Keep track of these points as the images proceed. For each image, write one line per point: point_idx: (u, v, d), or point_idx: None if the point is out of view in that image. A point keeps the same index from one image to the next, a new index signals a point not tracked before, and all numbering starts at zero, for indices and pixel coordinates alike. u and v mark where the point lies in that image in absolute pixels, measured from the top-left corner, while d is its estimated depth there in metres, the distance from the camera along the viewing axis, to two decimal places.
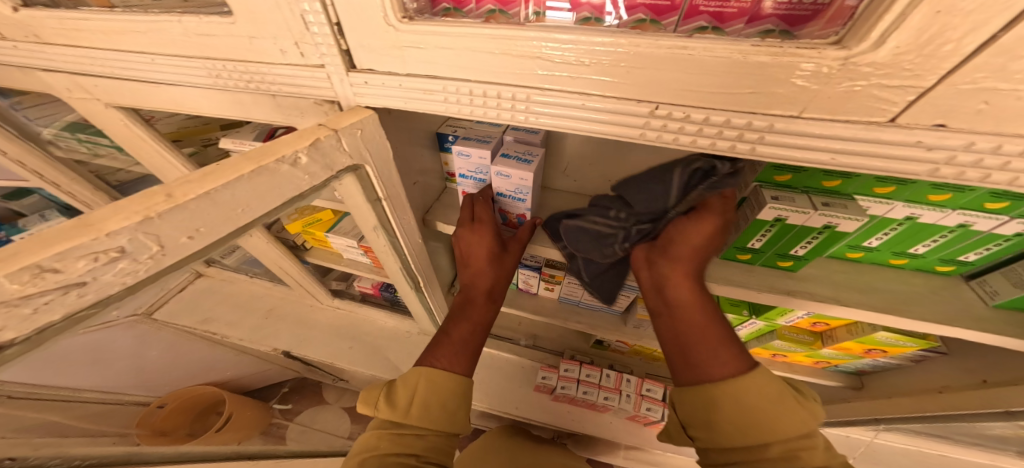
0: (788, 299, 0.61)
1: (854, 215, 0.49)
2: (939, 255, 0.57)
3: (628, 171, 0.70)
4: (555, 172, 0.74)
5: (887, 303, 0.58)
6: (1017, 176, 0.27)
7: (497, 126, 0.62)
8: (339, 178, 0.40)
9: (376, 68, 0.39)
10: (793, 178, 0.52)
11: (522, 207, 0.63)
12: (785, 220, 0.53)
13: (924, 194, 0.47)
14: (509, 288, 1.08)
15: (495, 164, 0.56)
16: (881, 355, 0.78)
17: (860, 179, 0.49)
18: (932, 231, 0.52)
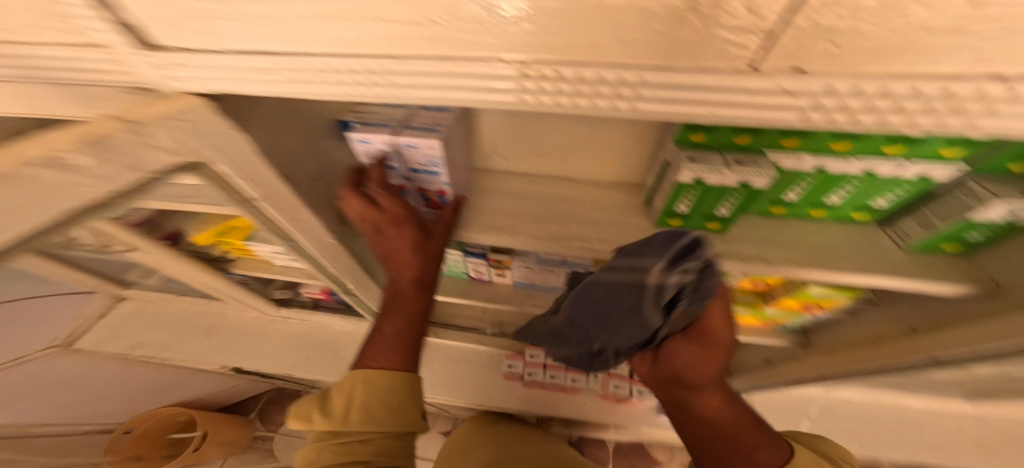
0: (718, 262, 0.61)
1: (763, 171, 0.49)
2: (852, 204, 0.58)
3: (555, 143, 0.67)
4: (484, 153, 0.72)
5: (809, 255, 0.60)
6: (881, 117, 0.26)
7: (404, 108, 0.55)
8: (169, 178, 0.34)
9: (177, 45, 0.32)
10: (708, 137, 0.53)
11: (439, 183, 0.58)
12: (703, 181, 0.53)
13: (827, 144, 0.48)
14: (461, 278, 1.03)
15: (398, 137, 0.50)
16: (820, 310, 0.78)
17: (768, 134, 0.50)
18: (841, 181, 0.53)
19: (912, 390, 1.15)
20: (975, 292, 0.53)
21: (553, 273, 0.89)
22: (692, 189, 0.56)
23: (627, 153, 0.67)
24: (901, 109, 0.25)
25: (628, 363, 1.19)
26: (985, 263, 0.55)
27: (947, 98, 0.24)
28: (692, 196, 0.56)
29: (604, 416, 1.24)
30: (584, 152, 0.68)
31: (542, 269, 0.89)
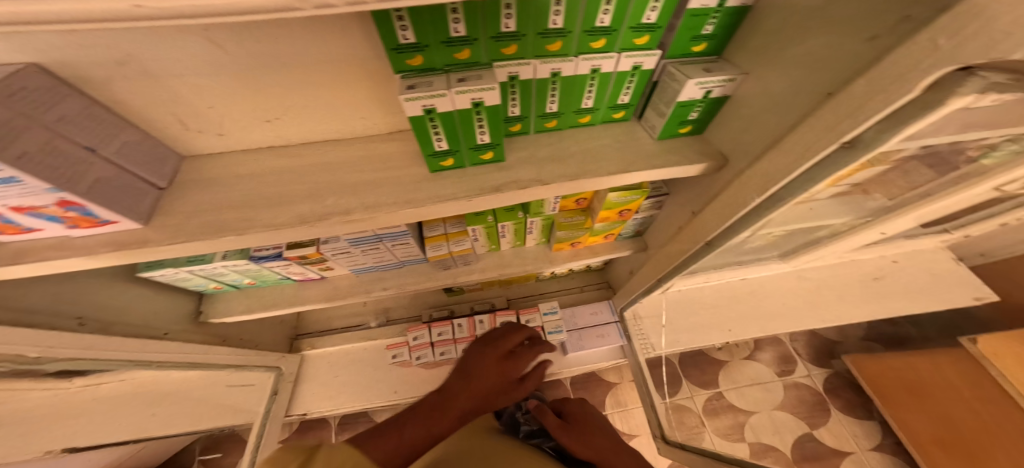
0: (498, 197, 0.57)
1: (486, 85, 0.46)
2: (606, 104, 0.63)
3: (267, 102, 0.48)
4: (174, 133, 0.48)
5: (577, 167, 0.60)
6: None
7: None
8: None
9: None
10: (426, 58, 0.45)
11: (38, 200, 0.35)
12: (436, 110, 0.46)
13: (541, 46, 0.50)
14: (291, 284, 0.87)
15: None
16: (633, 215, 0.84)
17: (484, 42, 0.47)
18: (580, 82, 0.57)
19: (771, 280, 1.22)
20: (709, 167, 0.60)
21: (385, 250, 0.81)
22: (435, 120, 0.49)
23: (376, 97, 0.53)
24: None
25: (515, 316, 1.17)
26: (711, 138, 0.62)
27: None
28: (440, 128, 0.50)
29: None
30: (321, 110, 0.52)
31: (365, 251, 0.78)
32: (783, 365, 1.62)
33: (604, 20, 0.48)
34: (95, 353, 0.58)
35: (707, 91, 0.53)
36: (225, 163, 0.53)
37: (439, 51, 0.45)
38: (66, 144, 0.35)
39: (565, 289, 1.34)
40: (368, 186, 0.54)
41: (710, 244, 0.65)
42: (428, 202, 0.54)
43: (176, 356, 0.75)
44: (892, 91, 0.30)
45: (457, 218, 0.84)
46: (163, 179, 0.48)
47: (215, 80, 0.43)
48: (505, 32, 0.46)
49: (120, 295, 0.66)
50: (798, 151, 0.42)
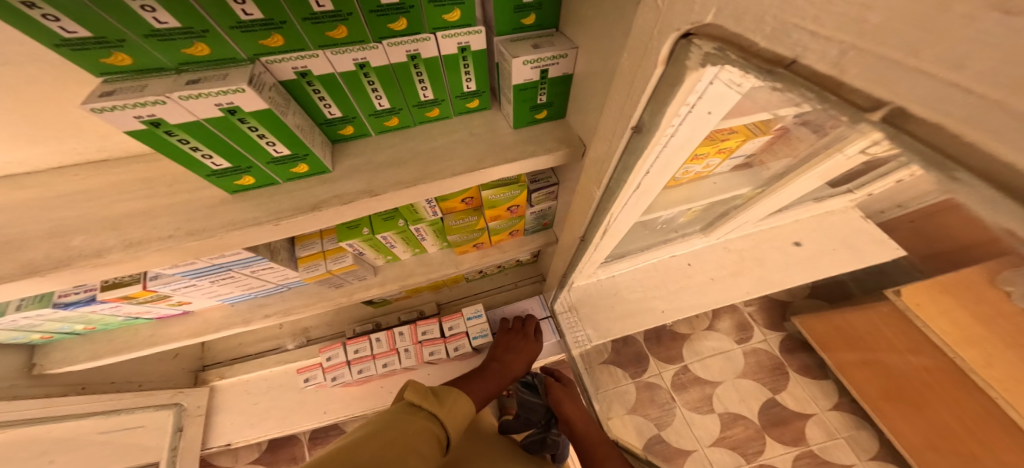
0: (318, 216, 0.48)
1: (228, 87, 0.34)
2: (450, 93, 0.54)
3: None
4: None
5: (418, 170, 0.52)
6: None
7: None
8: None
9: None
10: (138, 57, 0.34)
11: None
12: (167, 122, 0.35)
13: (320, 32, 0.39)
14: (150, 323, 0.77)
15: None
16: (527, 210, 0.76)
17: (223, 34, 0.35)
18: (402, 71, 0.47)
19: (701, 255, 1.18)
20: (566, 154, 0.53)
21: (245, 277, 0.70)
22: (182, 136, 0.37)
23: None
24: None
25: (438, 324, 1.09)
26: (571, 123, 0.55)
27: None
28: (197, 143, 0.39)
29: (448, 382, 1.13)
30: (45, 124, 0.42)
31: (215, 281, 0.68)
32: (740, 333, 1.62)
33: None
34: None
35: (541, 70, 0.46)
36: None
37: (155, 47, 0.33)
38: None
39: (498, 286, 1.28)
40: (136, 216, 0.43)
41: (587, 241, 0.60)
42: (218, 231, 0.44)
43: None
44: (647, 68, 0.24)
45: (332, 232, 0.75)
46: None
47: None
48: (248, 20, 0.35)
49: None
50: (608, 137, 0.35)
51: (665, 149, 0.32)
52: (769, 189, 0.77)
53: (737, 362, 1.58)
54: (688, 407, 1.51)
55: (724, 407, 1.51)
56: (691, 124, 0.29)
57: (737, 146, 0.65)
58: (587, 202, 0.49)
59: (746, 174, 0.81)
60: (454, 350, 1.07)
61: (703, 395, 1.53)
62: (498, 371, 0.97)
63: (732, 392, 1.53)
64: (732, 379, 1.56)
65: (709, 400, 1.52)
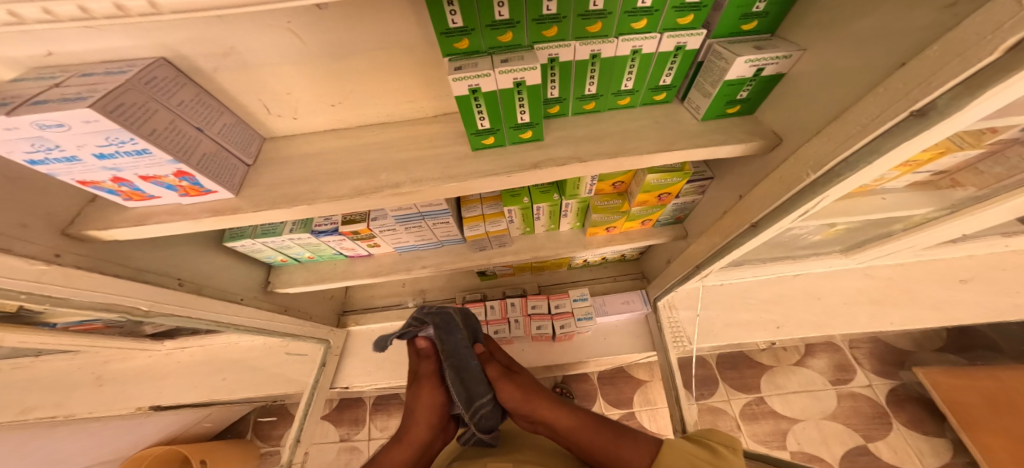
0: (535, 173, 0.59)
1: (529, 64, 0.48)
2: (647, 86, 0.59)
3: (342, 86, 0.56)
4: (256, 118, 0.57)
5: (615, 147, 0.59)
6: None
7: (40, 79, 0.35)
8: None
9: None
10: (474, 41, 0.48)
11: (165, 168, 0.41)
12: (481, 90, 0.49)
13: (581, 27, 0.49)
14: (342, 259, 0.95)
15: (12, 113, 0.30)
16: (673, 199, 0.82)
17: (525, 25, 0.48)
18: (620, 64, 0.54)
19: (828, 278, 1.16)
20: (760, 146, 0.57)
21: (425, 228, 0.86)
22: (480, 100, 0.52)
23: (428, 78, 0.58)
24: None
25: (546, 300, 1.19)
26: (761, 118, 0.59)
27: None
28: (484, 107, 0.53)
29: (541, 360, 1.21)
30: (383, 90, 0.58)
31: (411, 228, 0.84)
32: (838, 373, 1.46)
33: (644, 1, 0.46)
34: (191, 311, 0.65)
35: (758, 69, 0.51)
36: (309, 144, 0.62)
37: (483, 35, 0.48)
38: (183, 123, 0.43)
39: (597, 278, 1.35)
40: (422, 162, 0.59)
41: (754, 226, 0.64)
42: (472, 177, 0.57)
43: (250, 321, 0.83)
44: (971, 58, 0.28)
45: (492, 199, 0.86)
46: (250, 156, 0.56)
47: (311, 63, 0.51)
48: (547, 15, 0.46)
49: (210, 261, 0.73)
50: (862, 124, 0.39)
51: (934, 136, 0.35)
52: (964, 209, 0.78)
53: (827, 403, 1.40)
54: (756, 439, 1.35)
55: (800, 447, 1.33)
56: (983, 112, 0.31)
57: (929, 160, 0.62)
58: (782, 187, 0.54)
59: (926, 192, 0.77)
60: (562, 328, 1.15)
61: (777, 430, 1.37)
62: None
63: (815, 433, 1.36)
64: (817, 420, 1.38)
65: (781, 436, 1.36)
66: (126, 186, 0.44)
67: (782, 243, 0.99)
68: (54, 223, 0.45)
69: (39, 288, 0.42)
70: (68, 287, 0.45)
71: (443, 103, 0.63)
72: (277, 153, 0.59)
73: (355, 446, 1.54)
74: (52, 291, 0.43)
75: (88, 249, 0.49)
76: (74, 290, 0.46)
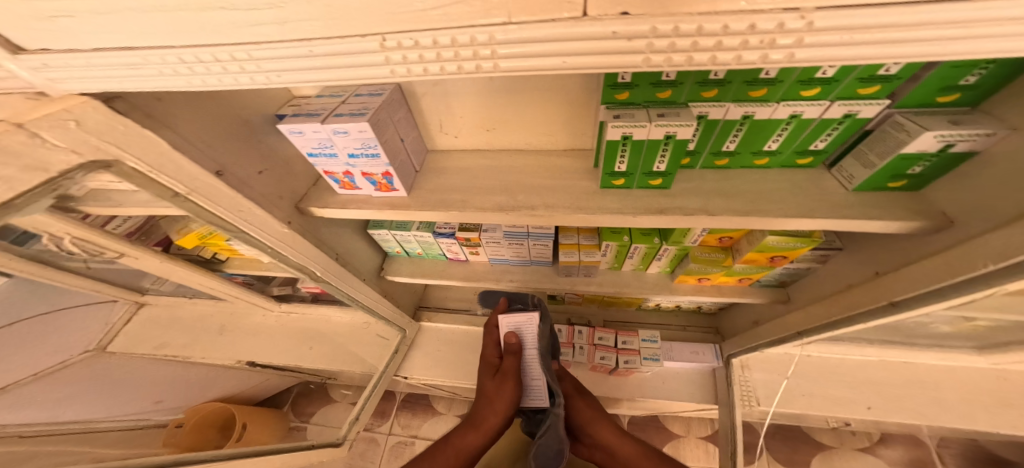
0: (661, 218, 0.58)
1: (686, 122, 0.45)
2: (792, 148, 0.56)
3: (502, 118, 0.67)
4: (432, 132, 0.71)
5: (749, 204, 0.56)
6: (688, 55, 0.27)
7: (336, 96, 0.56)
8: (76, 177, 0.34)
9: (53, 48, 0.29)
10: (631, 94, 0.48)
11: (381, 164, 0.59)
12: (632, 137, 0.49)
13: (745, 90, 0.43)
14: (441, 260, 1.05)
15: (327, 123, 0.52)
16: (787, 262, 0.79)
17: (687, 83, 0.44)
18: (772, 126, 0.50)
19: (945, 371, 1.03)
20: (921, 224, 0.53)
21: (524, 246, 0.92)
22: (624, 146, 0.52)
23: (574, 118, 0.64)
24: (725, 46, 0.25)
25: (613, 334, 1.17)
26: (933, 197, 0.54)
27: (757, 31, 0.24)
28: (627, 154, 0.53)
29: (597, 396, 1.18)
30: (535, 125, 0.67)
31: (512, 244, 0.91)
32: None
33: (828, 70, 0.42)
34: (342, 281, 0.81)
35: (948, 145, 0.45)
36: (459, 162, 0.73)
37: (644, 90, 0.47)
38: (396, 135, 0.61)
39: (666, 324, 1.31)
40: (557, 191, 0.65)
41: (894, 306, 0.58)
42: (600, 212, 0.61)
43: (370, 300, 0.97)
44: None
45: (589, 231, 0.91)
46: (420, 166, 0.72)
47: (490, 98, 0.62)
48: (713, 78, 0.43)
49: (354, 244, 0.88)
50: None
51: None
52: None
53: None
54: None
55: None
56: None
57: None
58: (943, 270, 0.50)
59: None
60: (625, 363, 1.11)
61: None
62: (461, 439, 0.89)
63: None
64: None
65: None
66: (350, 178, 0.63)
67: (906, 332, 0.88)
68: (295, 196, 0.64)
69: (284, 238, 0.59)
70: (295, 243, 0.62)
71: (578, 140, 0.69)
72: (437, 168, 0.72)
73: (374, 437, 1.64)
74: (286, 245, 0.61)
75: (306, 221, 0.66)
76: (292, 251, 0.62)
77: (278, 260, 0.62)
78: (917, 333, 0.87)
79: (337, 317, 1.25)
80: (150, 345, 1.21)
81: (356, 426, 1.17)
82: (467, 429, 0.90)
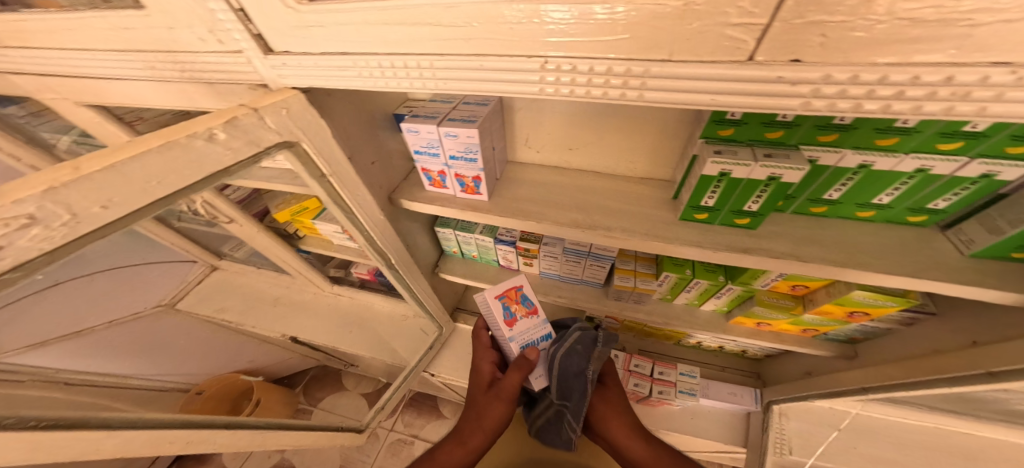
0: (744, 258, 0.55)
1: (796, 165, 0.44)
2: (908, 204, 0.49)
3: (586, 140, 0.70)
4: (517, 146, 0.76)
5: (847, 255, 0.52)
6: (857, 102, 0.26)
7: (447, 102, 0.64)
8: (272, 155, 0.42)
9: (290, 49, 0.39)
10: (737, 131, 0.47)
11: (475, 168, 0.63)
12: (730, 175, 0.48)
13: (869, 139, 0.42)
14: (491, 267, 1.07)
15: (442, 126, 0.59)
16: (866, 320, 0.74)
17: (802, 127, 0.44)
18: (889, 179, 0.46)
19: None
20: None
21: (579, 265, 0.93)
22: (719, 182, 0.51)
23: (659, 147, 0.65)
24: (906, 95, 0.25)
25: (650, 363, 1.12)
26: None
27: (951, 84, 0.23)
28: (719, 190, 0.52)
29: None
30: (617, 150, 0.69)
31: (568, 261, 0.92)
32: None
33: (976, 125, 0.37)
34: (410, 274, 0.86)
35: None
36: (534, 175, 0.76)
37: (752, 129, 0.46)
38: (492, 143, 0.66)
39: (705, 362, 1.24)
40: (632, 216, 0.65)
41: (992, 376, 0.53)
42: (676, 244, 0.59)
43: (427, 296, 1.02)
44: None
45: (648, 259, 0.90)
46: (501, 177, 0.76)
47: (579, 118, 0.66)
48: (837, 123, 0.42)
49: (421, 239, 0.93)
50: None
51: None
52: None
53: None
54: None
55: None
56: None
57: None
58: None
59: None
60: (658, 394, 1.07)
61: None
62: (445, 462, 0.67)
63: None
64: None
65: None
66: (442, 177, 0.68)
67: (989, 410, 0.80)
68: (390, 188, 0.71)
69: (377, 223, 0.66)
70: (383, 230, 0.69)
71: (657, 170, 0.69)
72: (513, 178, 0.76)
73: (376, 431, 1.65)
74: (377, 230, 0.67)
75: (394, 210, 0.73)
76: (380, 237, 0.69)
77: (367, 243, 0.69)
78: (999, 411, 0.79)
79: (381, 306, 1.28)
80: (213, 307, 1.30)
81: (380, 416, 1.05)
82: (446, 442, 0.69)
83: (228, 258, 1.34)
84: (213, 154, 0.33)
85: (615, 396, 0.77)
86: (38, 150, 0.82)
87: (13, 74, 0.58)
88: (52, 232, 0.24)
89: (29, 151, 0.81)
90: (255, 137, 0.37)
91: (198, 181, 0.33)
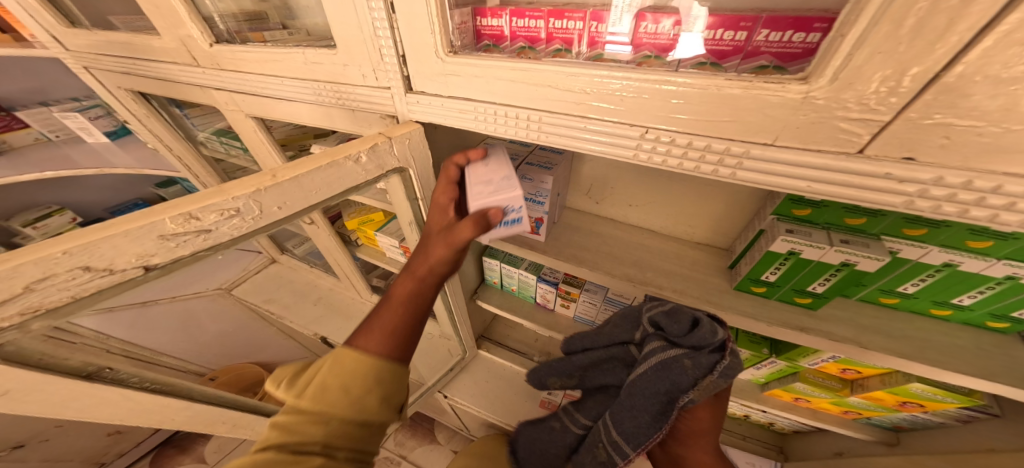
0: (800, 336, 0.54)
1: (874, 254, 0.45)
2: (988, 309, 0.48)
3: (649, 197, 0.73)
4: (579, 193, 0.81)
5: (916, 349, 0.49)
6: (963, 208, 0.28)
7: (526, 146, 0.71)
8: (387, 177, 0.52)
9: (425, 91, 0.52)
10: (814, 213, 0.49)
11: (541, 210, 0.67)
12: (800, 254, 0.49)
13: (961, 239, 0.42)
14: (527, 301, 1.07)
15: (520, 169, 0.65)
16: (919, 411, 0.64)
17: (887, 218, 0.45)
18: (975, 281, 0.45)
19: None
20: None
21: None
22: (785, 260, 0.52)
23: (723, 216, 0.67)
24: (1005, 200, 0.26)
25: None
26: None
27: None
28: (783, 267, 0.52)
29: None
30: (678, 208, 0.71)
31: (607, 309, 0.91)
32: None
33: None
34: (453, 296, 0.89)
35: None
36: (590, 222, 0.81)
37: (831, 213, 0.48)
38: (560, 188, 0.71)
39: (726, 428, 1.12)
40: (682, 275, 0.66)
41: None
42: (728, 310, 0.58)
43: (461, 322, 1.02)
44: None
45: None
46: (559, 221, 0.80)
47: (645, 174, 0.71)
48: (927, 218, 0.43)
49: (468, 264, 0.97)
50: None
51: None
52: None
53: None
54: None
55: None
56: None
57: None
58: None
59: None
60: None
61: None
62: (396, 298, 0.50)
63: None
64: None
65: None
66: None
67: None
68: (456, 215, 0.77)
69: None
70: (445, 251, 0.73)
71: (714, 234, 0.71)
72: (570, 222, 0.80)
73: None
74: None
75: None
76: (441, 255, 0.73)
77: None
78: None
79: None
80: (262, 297, 1.38)
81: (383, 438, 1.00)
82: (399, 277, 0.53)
83: (288, 253, 1.45)
84: (354, 172, 0.44)
85: (716, 411, 0.54)
86: (187, 143, 0.97)
87: (213, 89, 0.72)
88: (244, 223, 0.35)
89: (180, 144, 0.97)
90: (383, 162, 0.48)
91: (338, 194, 0.44)
